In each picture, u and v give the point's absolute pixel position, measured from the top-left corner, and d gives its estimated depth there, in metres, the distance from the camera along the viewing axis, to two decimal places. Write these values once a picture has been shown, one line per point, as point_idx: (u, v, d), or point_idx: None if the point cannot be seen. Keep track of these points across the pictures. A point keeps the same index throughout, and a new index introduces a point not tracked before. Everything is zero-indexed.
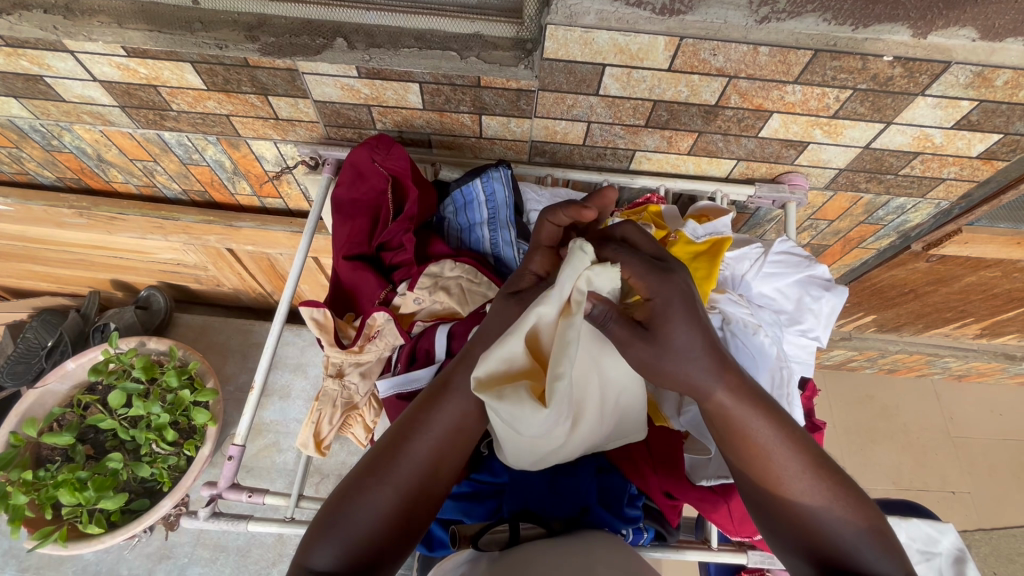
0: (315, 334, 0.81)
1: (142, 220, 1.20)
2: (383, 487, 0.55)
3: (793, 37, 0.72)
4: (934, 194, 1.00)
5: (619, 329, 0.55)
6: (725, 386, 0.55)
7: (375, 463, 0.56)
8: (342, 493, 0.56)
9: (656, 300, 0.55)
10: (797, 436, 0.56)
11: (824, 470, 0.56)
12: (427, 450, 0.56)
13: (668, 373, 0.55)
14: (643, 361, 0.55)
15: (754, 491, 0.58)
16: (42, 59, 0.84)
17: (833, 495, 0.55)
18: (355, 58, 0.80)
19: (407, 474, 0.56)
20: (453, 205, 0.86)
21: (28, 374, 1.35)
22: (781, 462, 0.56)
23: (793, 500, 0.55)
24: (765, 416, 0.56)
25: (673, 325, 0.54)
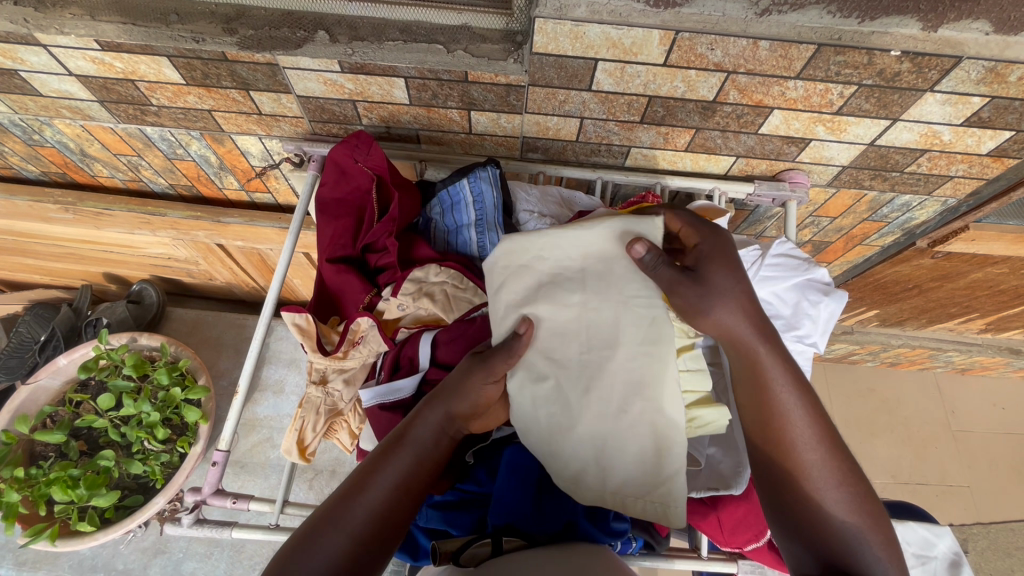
0: (299, 339, 0.80)
1: (129, 215, 1.18)
2: (337, 536, 0.50)
3: (796, 30, 0.68)
4: (941, 191, 0.96)
5: (667, 271, 0.58)
6: (756, 335, 0.57)
7: (328, 511, 0.52)
8: (294, 543, 0.50)
9: (703, 247, 0.60)
10: (818, 410, 0.57)
11: (837, 454, 0.56)
12: (380, 500, 0.53)
13: (704, 313, 0.57)
14: (685, 292, 0.57)
15: (767, 458, 0.57)
16: (14, 52, 0.82)
17: (842, 479, 0.55)
18: (337, 53, 0.77)
19: (362, 519, 0.52)
20: (440, 206, 0.84)
21: (22, 369, 1.33)
22: (798, 428, 0.56)
23: (806, 471, 0.55)
24: (790, 379, 0.57)
25: (719, 269, 0.58)
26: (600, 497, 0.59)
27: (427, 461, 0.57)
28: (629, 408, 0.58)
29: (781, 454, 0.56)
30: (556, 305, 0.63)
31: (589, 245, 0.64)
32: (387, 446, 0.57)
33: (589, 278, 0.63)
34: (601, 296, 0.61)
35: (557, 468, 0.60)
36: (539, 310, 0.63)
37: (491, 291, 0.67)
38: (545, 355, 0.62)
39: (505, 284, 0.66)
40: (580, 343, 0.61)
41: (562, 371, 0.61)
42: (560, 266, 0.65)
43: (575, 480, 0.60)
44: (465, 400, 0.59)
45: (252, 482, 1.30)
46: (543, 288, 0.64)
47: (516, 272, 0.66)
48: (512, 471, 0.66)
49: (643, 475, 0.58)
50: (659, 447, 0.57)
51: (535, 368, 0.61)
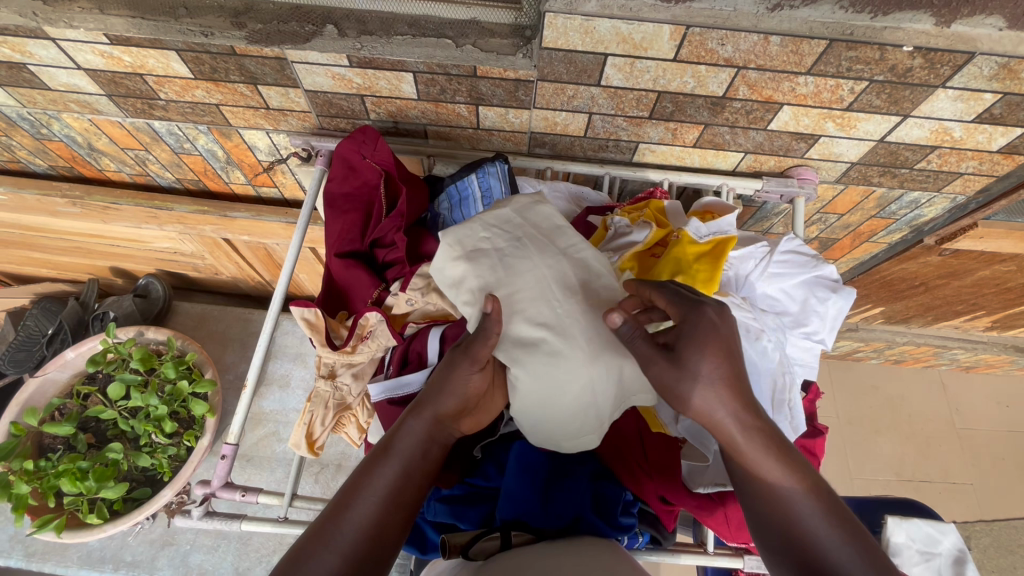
0: (308, 334, 0.80)
1: (136, 209, 1.18)
2: (327, 556, 0.47)
3: (807, 26, 0.68)
4: (951, 188, 0.96)
5: (644, 346, 0.55)
6: (736, 419, 0.52)
7: (314, 537, 0.48)
8: (283, 566, 0.47)
9: (682, 323, 0.54)
10: (818, 489, 0.51)
11: (847, 530, 0.48)
12: (371, 515, 0.50)
13: (683, 397, 0.53)
14: (659, 374, 0.54)
15: (773, 545, 0.51)
16: (23, 46, 0.82)
17: (855, 558, 0.47)
18: (345, 47, 0.77)
19: (354, 536, 0.49)
20: (448, 201, 0.85)
21: (30, 362, 1.35)
22: (797, 510, 0.50)
23: (811, 555, 0.48)
24: (780, 455, 0.52)
25: (694, 347, 0.52)
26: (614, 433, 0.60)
27: (417, 470, 0.55)
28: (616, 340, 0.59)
29: (779, 538, 0.50)
30: (519, 274, 0.60)
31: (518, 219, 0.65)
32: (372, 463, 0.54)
33: (528, 241, 0.63)
34: (554, 252, 0.63)
35: (570, 425, 0.59)
36: (504, 286, 0.60)
37: (453, 286, 0.62)
38: (529, 322, 0.58)
39: (463, 273, 0.61)
40: (553, 298, 0.59)
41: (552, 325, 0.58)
42: (501, 242, 0.63)
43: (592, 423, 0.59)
44: (452, 395, 0.57)
45: (258, 476, 1.30)
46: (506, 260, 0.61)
47: (468, 261, 0.62)
48: (520, 465, 0.67)
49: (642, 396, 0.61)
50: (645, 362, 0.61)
51: (524, 333, 0.58)
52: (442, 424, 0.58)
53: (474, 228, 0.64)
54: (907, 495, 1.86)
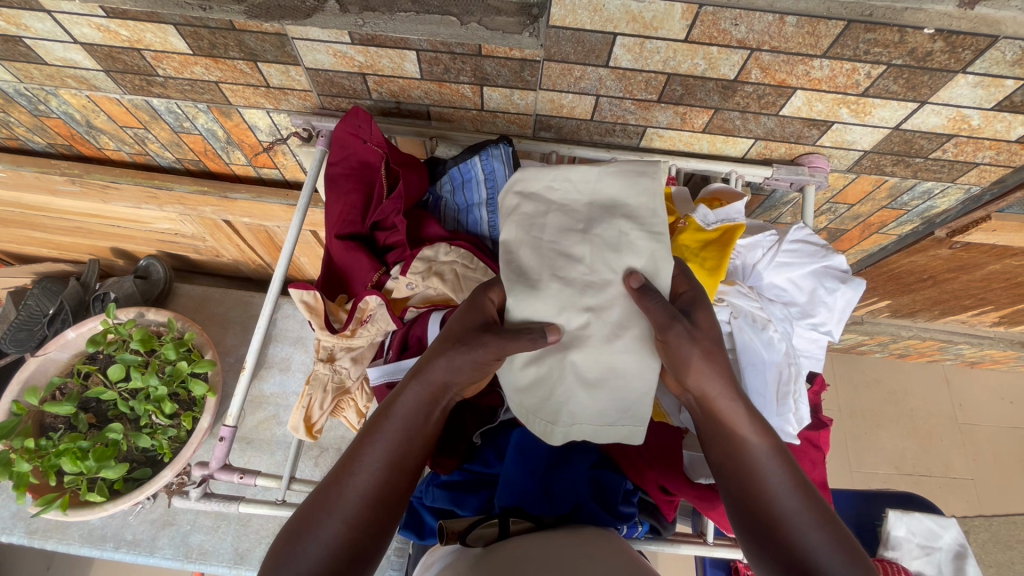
0: (307, 317, 0.79)
1: (135, 189, 1.17)
2: (333, 520, 0.51)
3: (825, 6, 0.66)
4: (965, 178, 0.93)
5: (656, 307, 0.54)
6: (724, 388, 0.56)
7: (319, 500, 0.53)
8: (295, 527, 0.52)
9: (692, 294, 0.59)
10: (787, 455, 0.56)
11: (808, 492, 0.55)
12: (371, 481, 0.53)
13: (688, 363, 0.55)
14: (672, 337, 0.54)
15: (740, 501, 0.55)
16: (18, 18, 0.80)
17: (818, 519, 0.53)
18: (347, 23, 0.74)
19: (353, 503, 0.52)
20: (450, 183, 0.82)
21: (31, 341, 1.33)
22: (767, 473, 0.55)
23: (781, 519, 0.53)
24: (755, 428, 0.56)
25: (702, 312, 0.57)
26: (581, 425, 0.59)
27: (415, 434, 0.56)
28: (620, 339, 0.57)
29: (757, 507, 0.54)
30: (561, 233, 0.58)
31: (598, 187, 0.60)
32: (369, 428, 0.56)
33: (599, 210, 0.59)
34: (615, 230, 0.58)
35: (536, 403, 0.59)
36: (548, 234, 0.58)
37: (504, 215, 0.60)
38: (551, 274, 0.57)
39: (518, 204, 0.60)
40: (586, 264, 0.57)
41: (565, 285, 0.56)
42: (570, 198, 0.60)
43: (554, 413, 0.59)
44: (456, 372, 0.56)
45: (258, 458, 1.30)
46: (560, 217, 0.59)
47: (527, 198, 0.60)
48: (519, 452, 0.66)
49: (621, 403, 0.59)
50: (636, 373, 0.58)
51: (536, 280, 0.57)
52: (440, 391, 0.57)
53: (555, 170, 0.60)
54: (907, 489, 1.85)
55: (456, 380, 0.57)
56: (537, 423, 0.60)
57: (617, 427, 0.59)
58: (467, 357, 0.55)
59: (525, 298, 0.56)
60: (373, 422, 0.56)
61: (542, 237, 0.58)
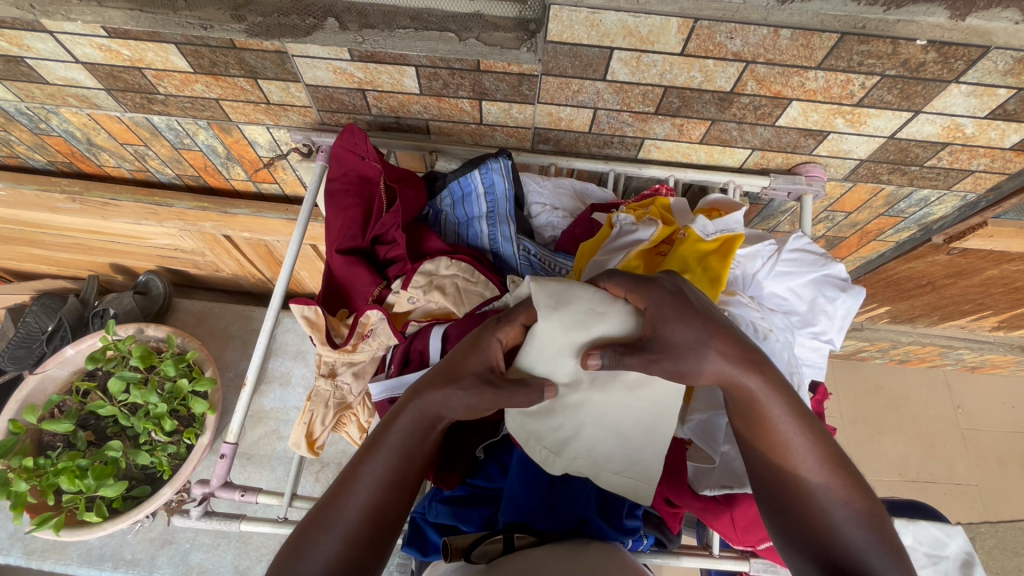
0: (308, 333, 0.79)
1: (136, 205, 1.17)
2: (331, 538, 0.51)
3: (818, 19, 0.67)
4: (961, 186, 0.94)
5: (630, 359, 0.52)
6: (746, 372, 0.52)
7: (316, 518, 0.52)
8: (292, 545, 0.51)
9: (651, 307, 0.54)
10: (815, 429, 0.53)
11: (841, 467, 0.52)
12: (369, 500, 0.53)
13: (693, 372, 0.52)
14: (657, 370, 0.52)
15: (770, 484, 0.54)
16: (20, 39, 0.81)
17: (848, 494, 0.51)
18: (347, 40, 0.75)
19: (351, 521, 0.52)
20: (450, 197, 0.83)
21: (30, 358, 1.33)
22: (797, 456, 0.52)
23: (812, 501, 0.52)
24: (787, 408, 0.52)
25: (669, 323, 0.52)
26: (580, 461, 0.59)
27: (414, 454, 0.56)
28: (641, 390, 0.58)
29: (788, 491, 0.53)
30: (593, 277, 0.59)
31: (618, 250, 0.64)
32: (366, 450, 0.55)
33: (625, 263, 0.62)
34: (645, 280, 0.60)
35: (542, 429, 0.59)
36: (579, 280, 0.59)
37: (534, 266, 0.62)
38: (587, 311, 0.56)
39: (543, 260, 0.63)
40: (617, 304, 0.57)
41: (603, 328, 0.56)
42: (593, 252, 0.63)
43: (555, 443, 0.59)
44: (452, 407, 0.55)
45: (258, 474, 1.29)
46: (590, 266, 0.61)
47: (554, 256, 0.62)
48: (524, 467, 0.64)
49: (625, 449, 0.59)
50: (647, 426, 0.58)
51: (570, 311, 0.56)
52: (436, 420, 0.56)
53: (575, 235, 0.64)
54: (911, 496, 1.84)
55: (453, 414, 0.56)
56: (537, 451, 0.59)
57: (615, 470, 0.59)
58: (462, 397, 0.54)
59: (556, 326, 0.56)
60: (370, 442, 0.56)
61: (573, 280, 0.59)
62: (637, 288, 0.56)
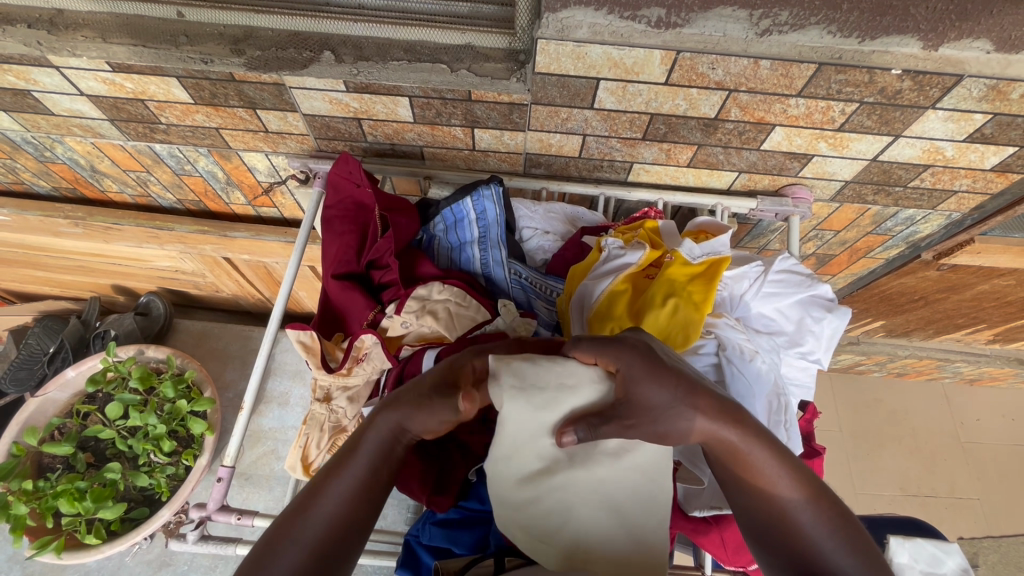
0: (303, 356, 0.81)
1: (137, 230, 1.19)
2: (295, 550, 0.49)
3: (796, 50, 0.69)
4: (945, 205, 0.96)
5: (607, 429, 0.53)
6: (722, 423, 0.53)
7: (280, 530, 0.50)
8: (254, 559, 0.49)
9: (625, 371, 0.54)
10: (797, 467, 0.54)
11: (824, 499, 0.53)
12: (335, 514, 0.51)
13: (671, 432, 0.52)
14: (637, 435, 0.53)
15: (758, 527, 0.54)
16: (27, 74, 0.84)
17: (835, 527, 0.52)
18: (342, 73, 0.78)
19: (316, 533, 0.50)
20: (443, 222, 0.85)
21: (31, 380, 1.34)
22: (781, 498, 0.53)
23: (800, 539, 0.52)
24: (767, 452, 0.53)
25: (642, 386, 0.53)
26: (583, 545, 0.56)
27: (381, 470, 0.54)
28: (627, 457, 0.57)
29: (776, 532, 0.53)
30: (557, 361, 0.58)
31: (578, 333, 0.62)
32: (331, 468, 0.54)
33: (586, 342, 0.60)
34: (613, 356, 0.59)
35: (533, 517, 0.56)
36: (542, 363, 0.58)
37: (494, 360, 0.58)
38: (558, 388, 0.56)
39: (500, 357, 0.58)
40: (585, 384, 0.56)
41: (576, 400, 0.56)
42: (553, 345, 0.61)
43: (555, 529, 0.56)
44: (416, 424, 0.54)
45: (256, 495, 1.30)
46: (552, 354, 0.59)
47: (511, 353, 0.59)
48: None
49: (628, 526, 0.56)
50: (644, 494, 0.57)
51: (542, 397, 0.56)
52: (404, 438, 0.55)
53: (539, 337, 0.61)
54: (912, 511, 1.83)
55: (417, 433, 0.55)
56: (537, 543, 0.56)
57: (620, 554, 0.55)
58: (423, 413, 0.54)
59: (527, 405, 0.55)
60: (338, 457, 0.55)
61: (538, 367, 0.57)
62: (607, 351, 0.56)
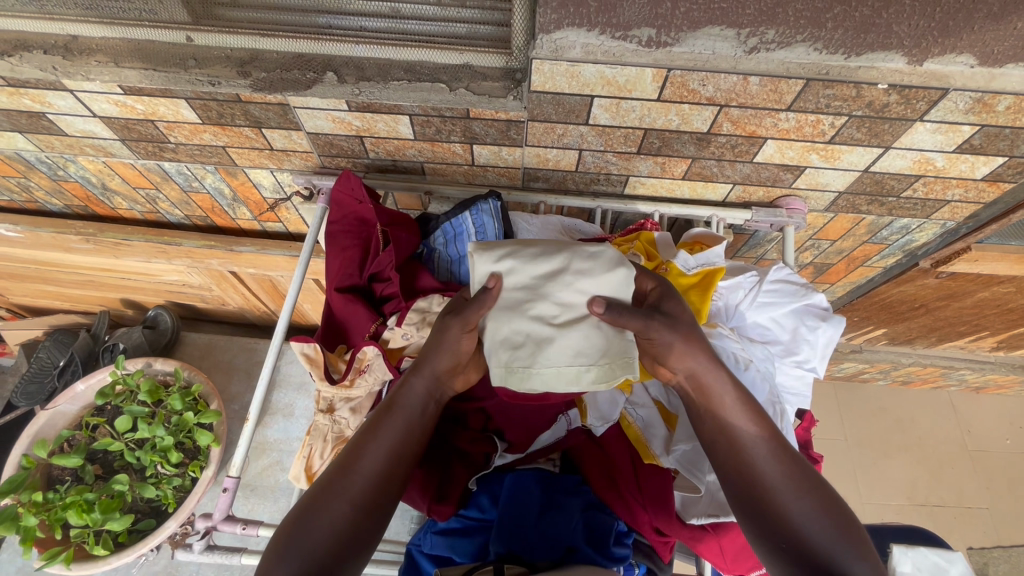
0: (307, 368, 0.83)
1: (146, 245, 1.22)
2: (340, 501, 0.56)
3: (784, 67, 0.71)
4: (939, 215, 0.97)
5: (636, 317, 0.57)
6: (710, 369, 0.60)
7: (326, 484, 0.57)
8: (304, 508, 0.55)
9: (659, 290, 0.63)
10: (769, 426, 0.60)
11: (791, 458, 0.59)
12: (375, 468, 0.58)
13: (679, 355, 0.59)
14: (658, 329, 0.58)
15: (731, 474, 0.60)
16: (43, 97, 0.87)
17: (800, 483, 0.58)
18: (344, 92, 0.81)
19: (360, 486, 0.57)
20: (443, 236, 0.87)
21: (42, 394, 1.36)
22: (752, 447, 0.59)
23: (767, 488, 0.58)
24: (746, 409, 0.60)
25: (673, 301, 0.62)
26: (555, 366, 0.57)
27: (415, 427, 0.62)
28: (583, 286, 0.59)
29: (746, 480, 0.59)
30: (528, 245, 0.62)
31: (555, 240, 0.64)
32: (370, 426, 0.60)
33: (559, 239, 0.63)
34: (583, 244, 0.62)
35: (503, 348, 0.58)
36: (515, 249, 0.61)
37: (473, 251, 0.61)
38: (522, 261, 0.60)
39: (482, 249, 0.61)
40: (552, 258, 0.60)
41: (542, 258, 0.60)
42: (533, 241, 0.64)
43: (520, 357, 0.57)
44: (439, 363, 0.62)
45: (261, 506, 1.30)
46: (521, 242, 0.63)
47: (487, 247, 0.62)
48: (514, 497, 0.69)
49: (585, 340, 0.58)
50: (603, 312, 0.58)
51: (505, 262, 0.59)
52: (435, 388, 0.63)
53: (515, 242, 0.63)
54: (919, 520, 1.82)
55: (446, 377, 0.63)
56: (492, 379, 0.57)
57: (593, 363, 0.57)
58: (440, 350, 0.61)
59: (485, 255, 0.60)
60: (376, 416, 0.62)
61: (511, 249, 0.61)
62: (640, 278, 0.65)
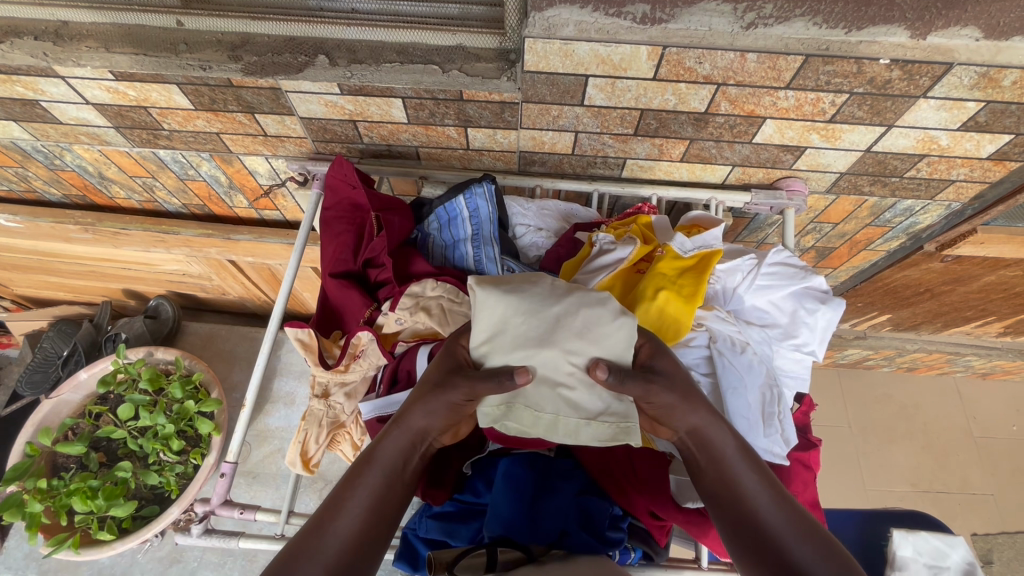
0: (301, 354, 0.83)
1: (144, 234, 1.22)
2: (311, 565, 0.48)
3: (783, 42, 0.69)
4: (944, 196, 0.95)
5: (634, 383, 0.55)
6: (707, 417, 0.58)
7: (298, 545, 0.50)
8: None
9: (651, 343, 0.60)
10: (768, 476, 0.56)
11: (795, 509, 0.54)
12: (355, 525, 0.52)
13: (677, 415, 0.57)
14: (657, 392, 0.56)
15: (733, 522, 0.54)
16: (35, 84, 0.86)
17: (807, 532, 0.51)
18: (336, 75, 0.80)
19: (335, 546, 0.50)
20: (437, 221, 0.86)
21: (46, 383, 1.38)
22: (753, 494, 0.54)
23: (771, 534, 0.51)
24: (745, 457, 0.57)
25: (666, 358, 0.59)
26: (550, 416, 0.57)
27: (397, 480, 0.56)
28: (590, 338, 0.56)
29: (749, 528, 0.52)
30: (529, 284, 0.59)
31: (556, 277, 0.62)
32: (347, 484, 0.55)
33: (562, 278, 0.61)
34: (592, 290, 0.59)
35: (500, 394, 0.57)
36: (518, 287, 0.59)
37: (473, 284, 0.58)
38: (525, 301, 0.57)
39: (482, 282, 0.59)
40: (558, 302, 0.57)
41: (545, 301, 0.58)
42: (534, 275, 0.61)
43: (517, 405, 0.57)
44: (433, 416, 0.57)
45: (263, 494, 1.31)
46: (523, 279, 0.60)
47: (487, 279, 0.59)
48: (508, 481, 0.68)
49: (586, 393, 0.57)
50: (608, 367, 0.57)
51: (508, 301, 0.57)
52: (421, 438, 0.59)
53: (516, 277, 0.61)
54: (924, 507, 1.81)
55: (435, 430, 0.59)
56: (488, 417, 0.58)
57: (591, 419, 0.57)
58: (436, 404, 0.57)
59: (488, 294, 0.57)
60: (354, 471, 0.56)
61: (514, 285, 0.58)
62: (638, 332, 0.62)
